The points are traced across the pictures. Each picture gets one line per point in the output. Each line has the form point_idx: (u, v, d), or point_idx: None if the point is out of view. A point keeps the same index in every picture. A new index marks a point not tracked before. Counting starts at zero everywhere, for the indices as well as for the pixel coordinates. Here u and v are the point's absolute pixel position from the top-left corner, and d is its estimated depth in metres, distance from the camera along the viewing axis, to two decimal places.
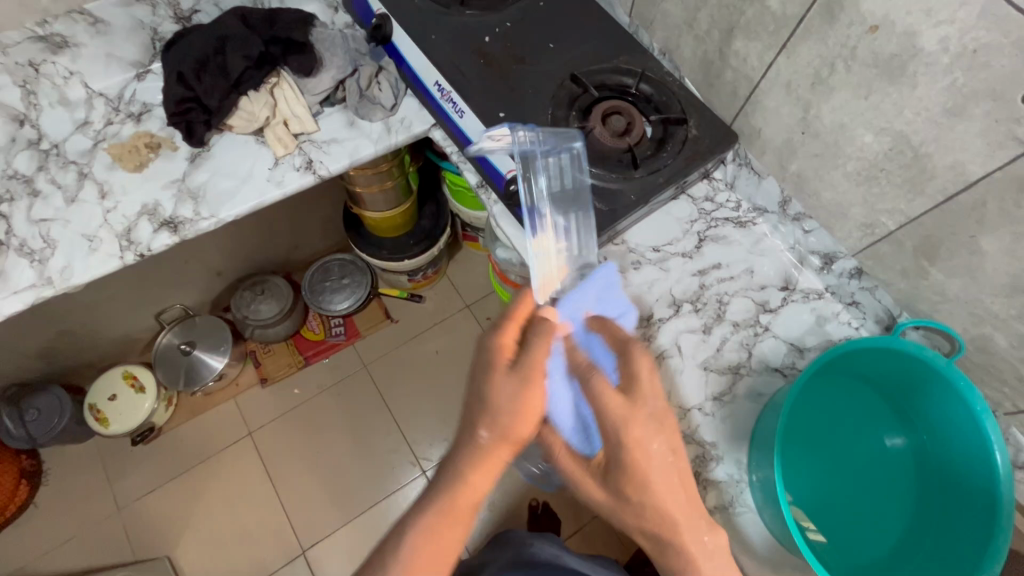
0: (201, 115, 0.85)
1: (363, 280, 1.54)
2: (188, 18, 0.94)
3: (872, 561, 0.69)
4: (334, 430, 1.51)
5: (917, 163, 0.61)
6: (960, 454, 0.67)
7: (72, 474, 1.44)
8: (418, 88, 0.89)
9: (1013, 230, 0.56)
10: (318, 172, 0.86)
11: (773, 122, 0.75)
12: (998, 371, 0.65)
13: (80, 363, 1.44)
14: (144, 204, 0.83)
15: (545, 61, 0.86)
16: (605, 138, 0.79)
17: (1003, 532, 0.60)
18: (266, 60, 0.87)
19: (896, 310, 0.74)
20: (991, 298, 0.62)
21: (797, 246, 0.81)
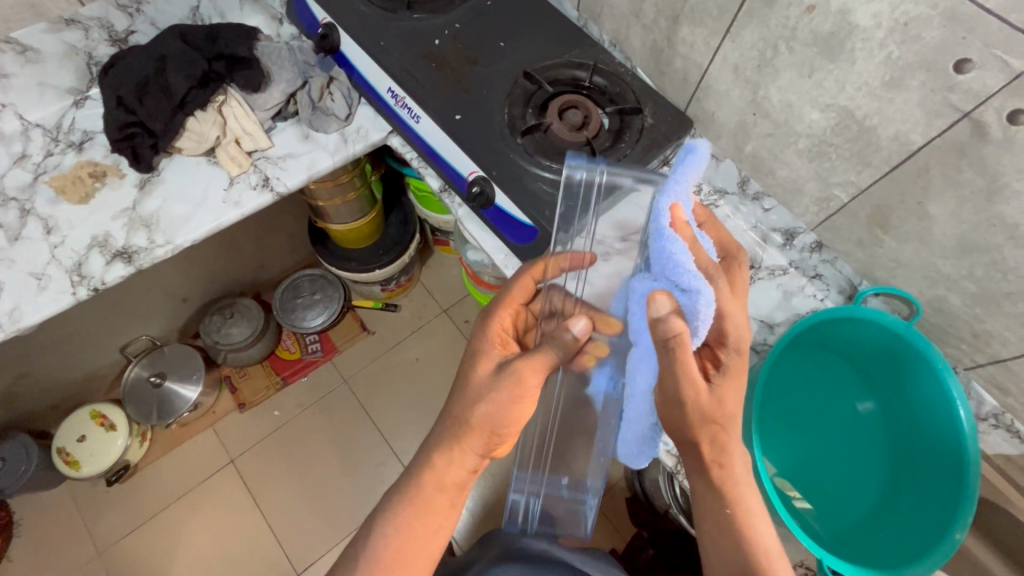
0: (146, 139, 0.82)
1: (335, 294, 1.51)
2: (124, 39, 0.90)
3: (854, 524, 0.73)
4: (318, 449, 1.49)
5: (863, 136, 0.63)
6: (924, 413, 0.69)
7: (47, 522, 1.39)
8: (371, 95, 0.89)
9: (956, 195, 0.59)
10: (275, 189, 0.84)
11: (725, 105, 0.77)
12: (955, 329, 0.68)
13: (43, 406, 1.38)
14: (93, 236, 0.79)
15: (497, 60, 0.85)
16: (563, 133, 0.79)
17: (971, 486, 0.62)
18: (210, 78, 0.84)
19: (856, 279, 0.76)
20: (943, 261, 0.64)
21: (759, 225, 0.83)
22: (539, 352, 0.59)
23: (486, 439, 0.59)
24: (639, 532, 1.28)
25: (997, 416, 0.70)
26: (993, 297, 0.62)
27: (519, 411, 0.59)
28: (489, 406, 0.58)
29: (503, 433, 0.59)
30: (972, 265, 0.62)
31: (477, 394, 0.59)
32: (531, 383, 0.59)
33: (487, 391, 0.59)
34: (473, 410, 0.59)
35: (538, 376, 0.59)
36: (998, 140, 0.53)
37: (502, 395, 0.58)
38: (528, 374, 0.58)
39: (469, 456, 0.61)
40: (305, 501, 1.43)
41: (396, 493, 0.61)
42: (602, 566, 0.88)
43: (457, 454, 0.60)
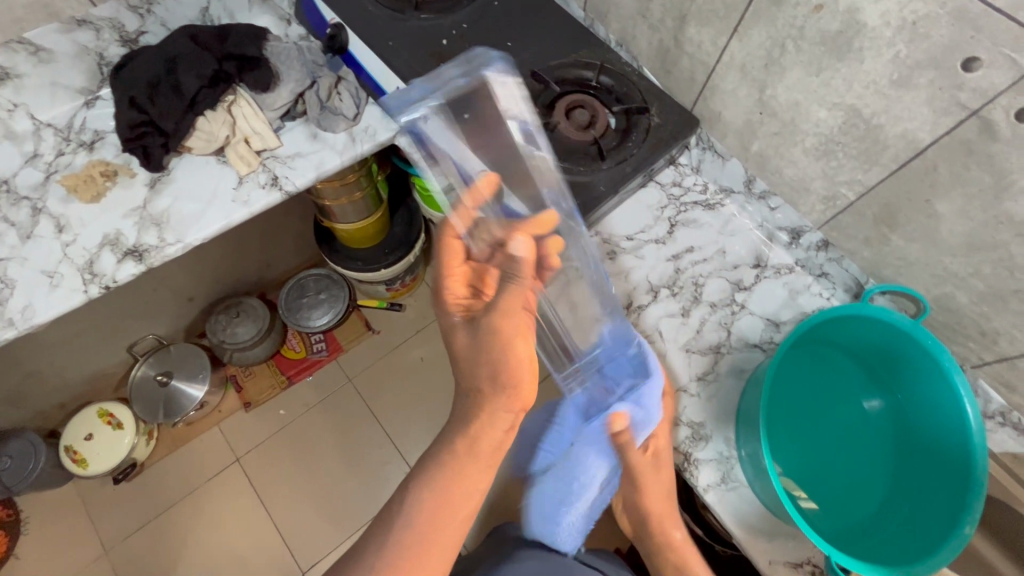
0: (157, 138, 0.83)
1: (340, 294, 1.52)
2: (134, 40, 0.91)
3: (862, 521, 0.73)
4: (323, 448, 1.49)
5: (870, 134, 0.63)
6: (932, 410, 0.70)
7: (54, 520, 1.39)
8: (380, 96, 0.89)
9: (964, 192, 0.59)
10: (284, 188, 0.85)
11: (732, 104, 0.77)
12: (963, 327, 0.68)
13: (51, 404, 1.39)
14: (105, 234, 0.80)
15: (504, 60, 0.86)
16: (570, 132, 0.80)
17: (980, 482, 0.62)
18: (220, 78, 0.85)
19: (863, 277, 0.77)
20: (950, 259, 0.64)
21: (765, 224, 0.83)
22: (502, 292, 0.58)
23: (498, 393, 0.60)
24: None
25: (1004, 414, 0.70)
26: (1001, 295, 0.62)
27: (516, 353, 0.59)
28: (490, 360, 0.59)
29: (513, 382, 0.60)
30: (980, 262, 0.62)
31: (477, 355, 0.60)
32: (511, 321, 0.59)
33: (488, 343, 0.59)
34: (479, 370, 0.60)
35: (517, 316, 0.59)
36: (1007, 138, 0.53)
37: (491, 342, 0.59)
38: (505, 312, 0.58)
39: (498, 418, 0.60)
40: (310, 501, 1.44)
41: (432, 457, 0.59)
42: (607, 566, 0.88)
43: (500, 414, 0.60)
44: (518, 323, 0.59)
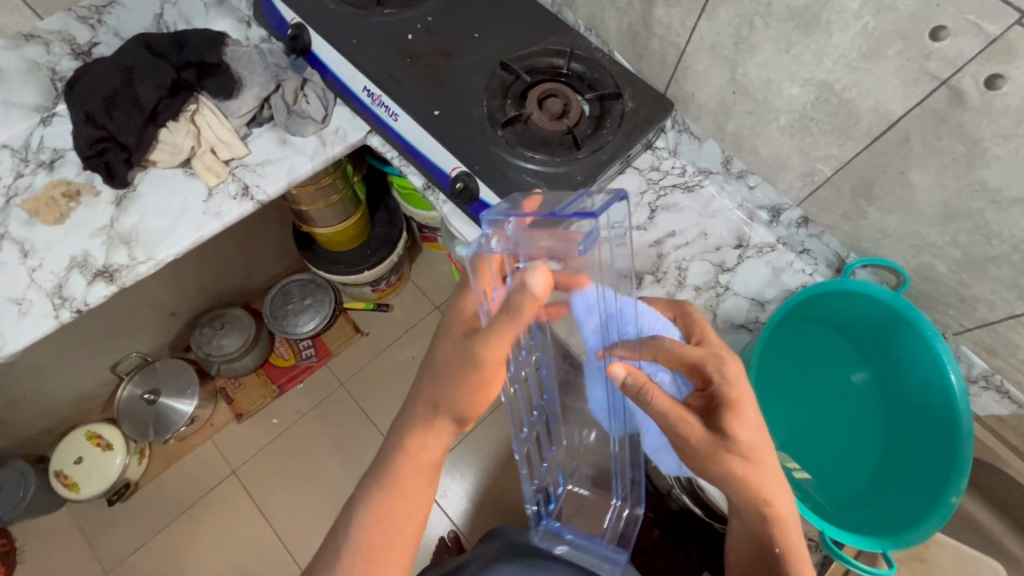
0: (119, 153, 0.79)
1: (326, 298, 1.50)
2: (87, 52, 0.88)
3: (855, 490, 0.74)
4: (319, 453, 1.48)
5: (844, 108, 0.63)
6: (917, 377, 0.70)
7: (50, 546, 1.37)
8: (349, 98, 0.87)
9: (938, 161, 0.59)
10: (256, 197, 0.83)
11: (704, 85, 0.76)
12: (943, 295, 0.69)
13: (37, 430, 1.36)
14: (72, 256, 0.78)
15: (473, 52, 0.84)
16: (543, 123, 0.78)
17: (966, 444, 0.63)
18: (180, 88, 0.82)
19: (844, 252, 0.77)
20: (927, 228, 0.65)
21: (745, 203, 0.83)
22: (493, 321, 0.48)
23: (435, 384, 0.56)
24: (646, 514, 1.28)
25: (987, 377, 0.71)
26: (978, 262, 0.63)
27: (490, 372, 0.52)
28: (437, 352, 0.56)
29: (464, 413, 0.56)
30: (956, 231, 0.62)
31: (434, 352, 0.56)
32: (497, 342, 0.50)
33: (450, 350, 0.54)
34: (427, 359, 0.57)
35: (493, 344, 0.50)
36: (976, 106, 0.53)
37: (460, 368, 0.53)
38: (489, 351, 0.50)
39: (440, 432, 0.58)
40: (310, 509, 1.43)
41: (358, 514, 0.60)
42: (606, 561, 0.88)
43: (433, 436, 0.59)
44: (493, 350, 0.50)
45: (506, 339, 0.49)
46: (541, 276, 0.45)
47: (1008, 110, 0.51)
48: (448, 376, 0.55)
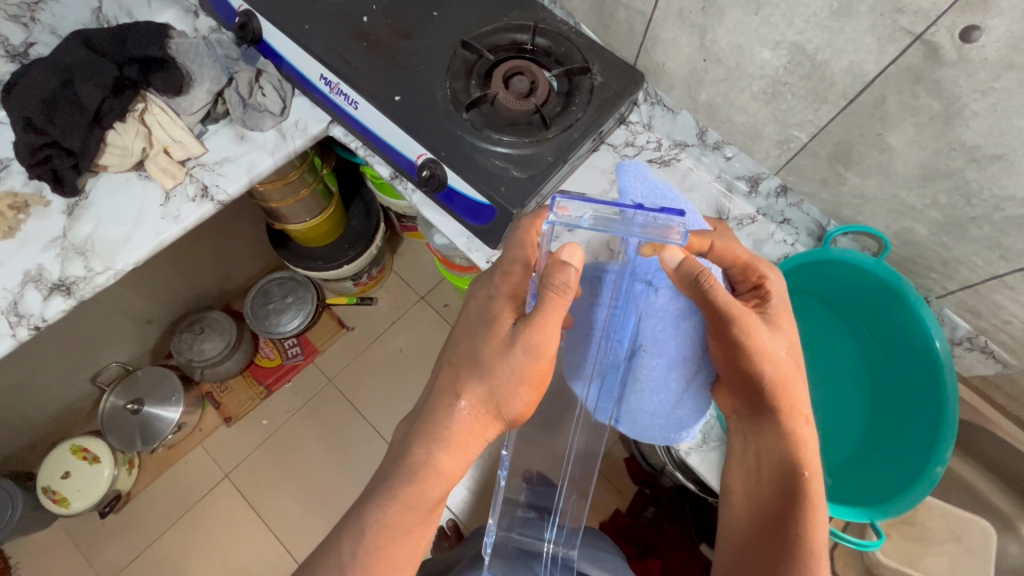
0: (65, 159, 0.75)
1: (308, 295, 1.46)
2: (23, 53, 0.83)
3: (845, 458, 0.74)
4: (311, 452, 1.47)
5: (817, 71, 0.60)
6: (903, 343, 0.69)
7: (44, 562, 1.36)
8: (307, 87, 0.84)
9: (915, 121, 0.57)
10: (216, 198, 0.80)
11: (674, 54, 0.73)
12: (925, 259, 0.68)
13: (19, 447, 1.33)
14: (25, 271, 0.74)
15: (432, 31, 0.80)
16: (510, 103, 0.75)
17: (952, 411, 0.62)
18: (124, 85, 0.77)
19: (825, 220, 0.75)
20: (906, 191, 0.63)
21: (723, 174, 0.81)
22: (542, 308, 0.50)
23: (475, 381, 0.54)
24: (642, 490, 1.29)
25: (972, 339, 0.70)
26: (960, 223, 0.61)
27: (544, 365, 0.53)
28: (479, 344, 0.54)
29: (512, 417, 0.55)
30: (936, 193, 0.61)
31: (475, 343, 0.55)
32: (550, 329, 0.51)
33: (495, 343, 0.53)
34: (462, 349, 0.56)
35: (552, 330, 0.51)
36: (952, 61, 0.51)
37: (513, 368, 0.52)
38: (546, 343, 0.51)
39: (472, 438, 0.56)
40: (305, 508, 1.42)
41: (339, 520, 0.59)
42: (593, 551, 0.87)
43: (470, 437, 0.56)
44: (546, 343, 0.52)
45: (556, 329, 0.51)
46: (576, 256, 0.52)
47: (985, 63, 0.49)
48: (499, 378, 0.53)
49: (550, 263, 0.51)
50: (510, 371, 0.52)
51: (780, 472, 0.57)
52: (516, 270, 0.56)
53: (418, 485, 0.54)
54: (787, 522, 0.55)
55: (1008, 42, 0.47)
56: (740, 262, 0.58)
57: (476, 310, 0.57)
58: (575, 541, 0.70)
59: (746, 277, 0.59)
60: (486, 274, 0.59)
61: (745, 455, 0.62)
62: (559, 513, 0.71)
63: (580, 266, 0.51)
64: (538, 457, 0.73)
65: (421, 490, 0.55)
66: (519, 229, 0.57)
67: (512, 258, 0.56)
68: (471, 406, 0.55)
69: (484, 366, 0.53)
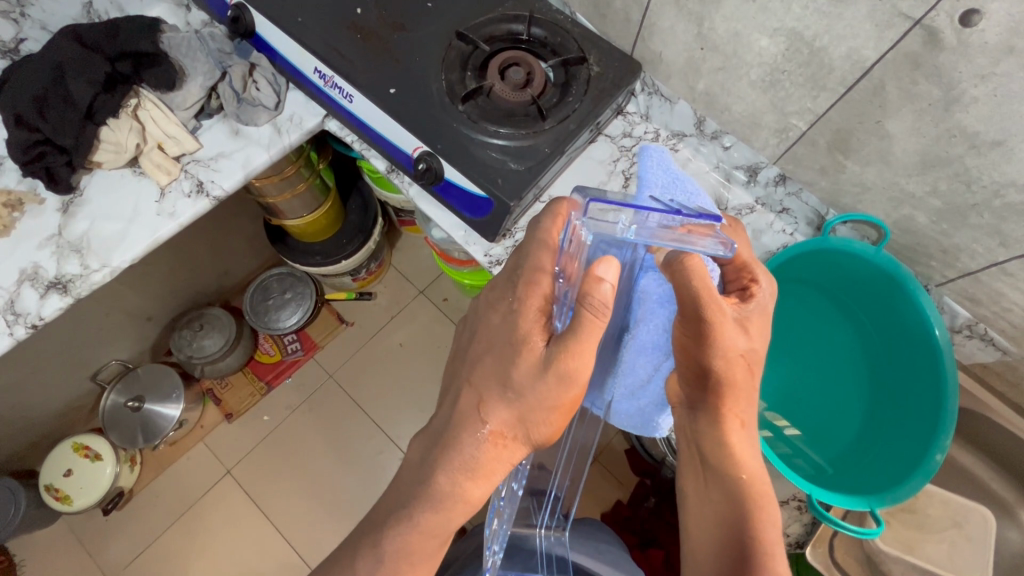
0: (59, 156, 0.75)
1: (307, 291, 1.46)
2: (15, 49, 0.82)
3: (845, 447, 0.75)
4: (313, 447, 1.47)
5: (815, 58, 0.60)
6: (903, 332, 0.69)
7: (50, 559, 1.37)
8: (301, 81, 0.83)
9: (914, 108, 0.56)
10: (211, 193, 0.79)
11: (671, 42, 0.72)
12: (924, 247, 0.67)
13: (22, 446, 1.34)
14: (21, 269, 0.74)
15: (426, 22, 0.79)
16: (507, 94, 0.74)
17: (952, 399, 0.62)
18: (116, 81, 0.77)
19: (824, 209, 0.75)
20: (906, 179, 0.62)
21: (721, 164, 0.80)
22: (581, 331, 0.49)
23: (502, 403, 0.53)
24: (643, 481, 1.29)
25: (971, 327, 0.69)
26: (960, 210, 0.61)
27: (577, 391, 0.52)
28: (505, 366, 0.53)
29: (539, 439, 0.54)
30: (935, 180, 0.60)
31: (502, 363, 0.53)
32: (587, 355, 0.50)
33: (526, 367, 0.52)
34: (483, 368, 0.54)
35: (589, 356, 0.50)
36: (952, 46, 0.50)
37: (547, 395, 0.51)
38: (580, 368, 0.50)
39: (499, 463, 0.55)
40: (307, 499, 1.43)
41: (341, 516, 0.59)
42: (593, 543, 0.87)
43: (496, 461, 0.55)
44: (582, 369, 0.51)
45: (592, 353, 0.50)
46: (611, 271, 0.50)
47: (986, 48, 0.49)
48: (533, 404, 0.52)
49: (585, 279, 0.50)
50: (545, 399, 0.51)
51: (730, 470, 0.55)
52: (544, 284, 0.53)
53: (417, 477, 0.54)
54: (740, 523, 0.52)
55: (1008, 27, 0.46)
56: (737, 260, 0.59)
57: (500, 324, 0.55)
58: (563, 523, 0.78)
59: (739, 277, 0.60)
60: (504, 283, 0.56)
61: (691, 453, 0.59)
62: (553, 494, 0.76)
63: (615, 281, 0.51)
64: (539, 449, 0.73)
65: (422, 482, 0.55)
66: (542, 233, 0.54)
67: (537, 268, 0.53)
68: (498, 431, 0.54)
69: (515, 389, 0.52)
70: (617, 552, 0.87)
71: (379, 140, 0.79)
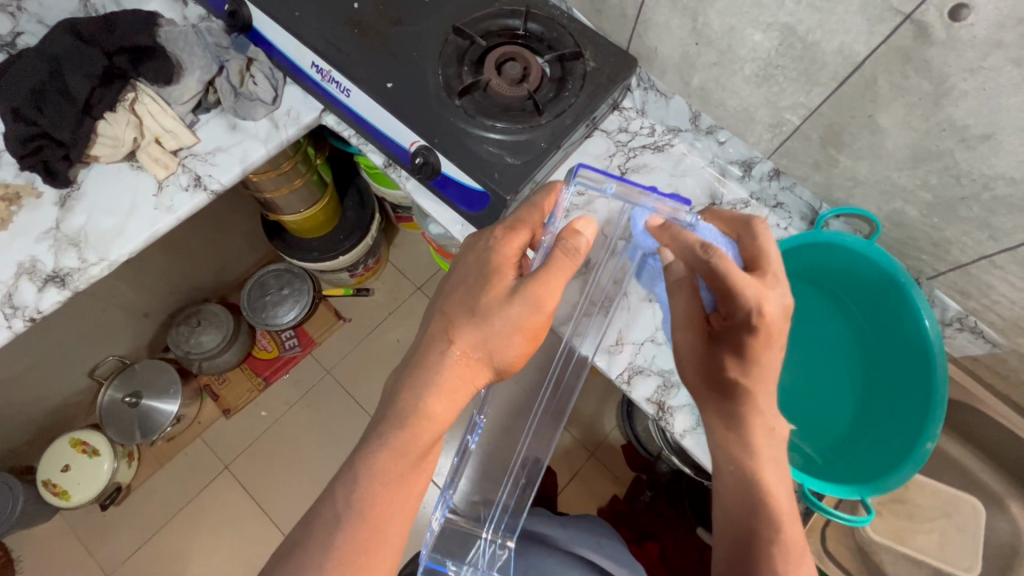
0: (56, 150, 0.75)
1: (304, 287, 1.46)
2: (11, 43, 0.82)
3: (839, 437, 0.76)
4: (311, 442, 1.48)
5: (808, 53, 0.60)
6: (893, 322, 0.70)
7: (47, 555, 1.37)
8: (299, 76, 0.83)
9: (905, 102, 0.57)
10: (209, 187, 0.79)
11: (667, 38, 0.73)
12: (915, 241, 0.68)
13: (19, 441, 1.34)
14: (19, 263, 0.74)
15: (423, 18, 0.79)
16: (503, 89, 0.75)
17: (941, 389, 0.63)
18: (113, 75, 0.77)
19: (817, 203, 0.75)
20: (898, 172, 0.63)
21: (716, 159, 0.81)
22: (551, 264, 0.54)
23: (470, 325, 0.55)
24: (639, 476, 1.31)
25: (962, 319, 0.70)
26: (950, 204, 0.61)
27: (541, 319, 0.55)
28: (477, 294, 0.56)
29: (502, 364, 0.57)
30: (927, 173, 0.61)
31: (472, 295, 0.56)
32: (552, 287, 0.54)
33: (496, 294, 0.55)
34: (458, 298, 0.57)
35: (557, 287, 0.55)
36: (942, 40, 0.51)
37: (514, 314, 0.54)
38: (547, 297, 0.55)
39: (465, 390, 0.57)
40: (304, 494, 1.44)
41: None
42: (593, 536, 0.88)
43: (460, 386, 0.56)
44: (546, 299, 0.55)
45: (559, 287, 0.55)
46: (589, 228, 0.57)
47: (974, 42, 0.49)
48: (500, 329, 0.55)
49: (566, 228, 0.56)
50: (512, 323, 0.55)
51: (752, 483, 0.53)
52: (522, 232, 0.58)
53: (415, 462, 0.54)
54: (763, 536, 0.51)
55: (997, 20, 0.47)
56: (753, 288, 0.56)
57: (474, 260, 0.58)
58: (512, 531, 0.70)
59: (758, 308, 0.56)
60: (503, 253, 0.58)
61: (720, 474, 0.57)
62: (511, 483, 0.71)
63: (592, 237, 0.57)
64: (536, 442, 0.73)
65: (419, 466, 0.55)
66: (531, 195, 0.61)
67: (519, 219, 0.58)
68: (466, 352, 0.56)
69: (481, 309, 0.55)
70: (612, 546, 0.88)
71: (376, 134, 0.79)
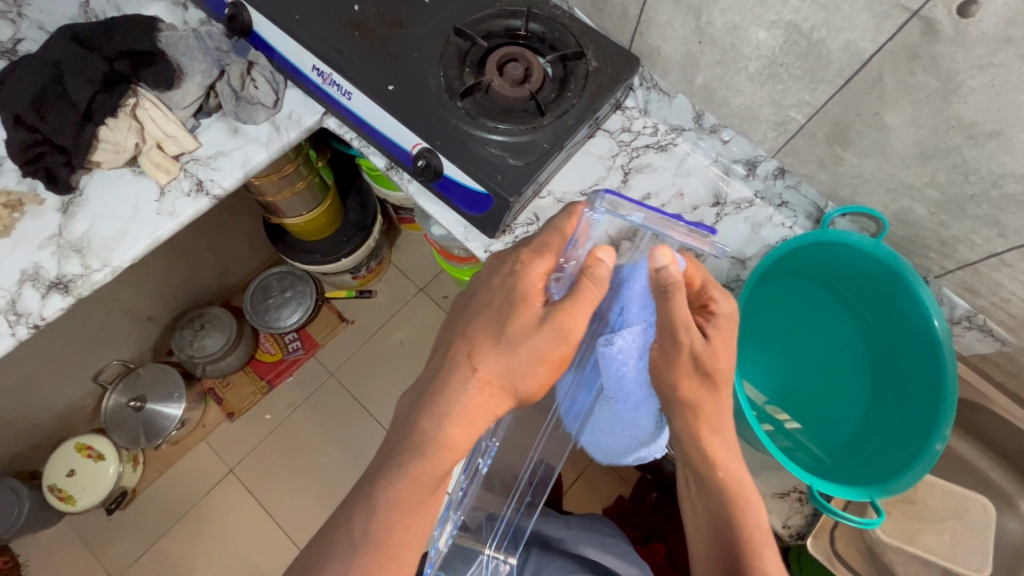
0: (58, 157, 0.75)
1: (307, 289, 1.46)
2: (12, 50, 0.82)
3: (847, 437, 0.76)
4: (315, 445, 1.48)
5: (813, 50, 0.60)
6: (902, 322, 0.69)
7: (53, 560, 1.37)
8: (300, 79, 0.83)
9: (912, 100, 0.56)
10: (211, 192, 0.79)
11: (670, 37, 0.72)
12: (923, 239, 0.67)
13: (25, 446, 1.34)
14: (22, 270, 0.74)
15: (423, 20, 0.79)
16: (504, 89, 0.74)
17: (950, 391, 0.62)
18: (115, 81, 0.77)
19: (823, 202, 0.75)
20: (905, 170, 0.62)
21: (720, 158, 0.80)
22: (576, 294, 0.54)
23: (493, 352, 0.54)
24: (644, 476, 1.29)
25: (971, 317, 0.70)
26: (959, 202, 0.61)
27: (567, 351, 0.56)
28: (503, 320, 0.55)
29: (524, 394, 0.56)
30: (935, 170, 0.60)
31: (497, 320, 0.55)
32: (580, 314, 0.55)
33: (523, 323, 0.55)
34: (478, 322, 0.56)
35: (586, 316, 0.55)
36: (950, 36, 0.50)
37: (540, 344, 0.54)
38: (573, 326, 0.55)
39: (483, 418, 0.55)
40: (310, 497, 1.43)
41: None
42: (600, 537, 0.88)
43: (483, 414, 0.55)
44: (570, 330, 0.55)
45: (585, 318, 0.55)
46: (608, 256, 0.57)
47: (983, 39, 0.49)
48: (523, 359, 0.54)
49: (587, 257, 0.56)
50: (536, 355, 0.54)
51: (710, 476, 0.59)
52: (547, 257, 0.58)
53: (424, 463, 0.53)
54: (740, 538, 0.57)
55: (1006, 17, 0.46)
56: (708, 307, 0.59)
57: (498, 285, 0.58)
58: (514, 547, 0.73)
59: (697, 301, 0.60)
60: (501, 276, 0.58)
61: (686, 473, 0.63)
62: (516, 500, 0.73)
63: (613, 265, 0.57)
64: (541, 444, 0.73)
65: (429, 468, 0.53)
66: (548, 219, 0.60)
67: (543, 243, 0.58)
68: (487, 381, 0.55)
69: (507, 337, 0.54)
70: (618, 547, 0.87)
71: (378, 137, 0.79)
